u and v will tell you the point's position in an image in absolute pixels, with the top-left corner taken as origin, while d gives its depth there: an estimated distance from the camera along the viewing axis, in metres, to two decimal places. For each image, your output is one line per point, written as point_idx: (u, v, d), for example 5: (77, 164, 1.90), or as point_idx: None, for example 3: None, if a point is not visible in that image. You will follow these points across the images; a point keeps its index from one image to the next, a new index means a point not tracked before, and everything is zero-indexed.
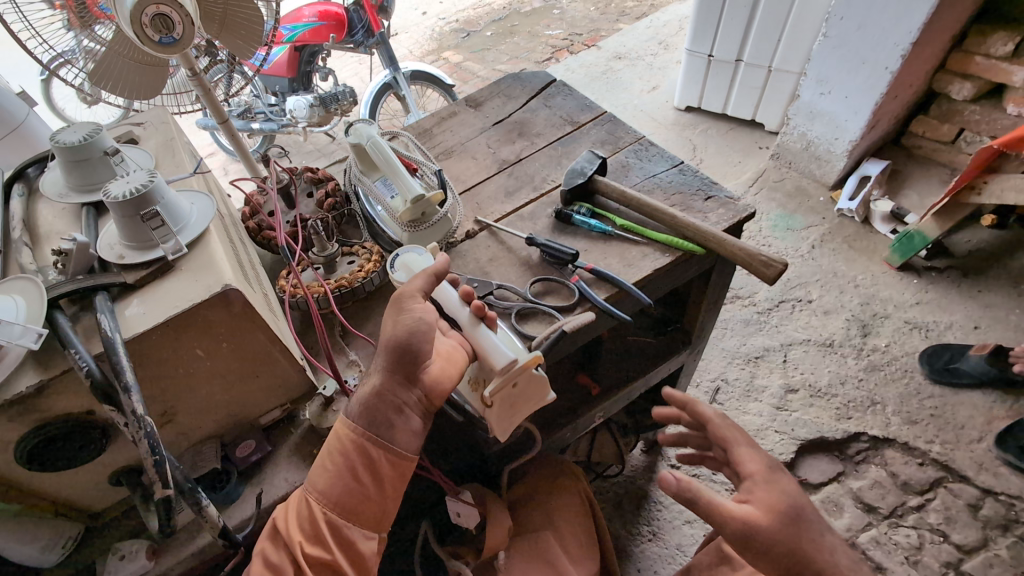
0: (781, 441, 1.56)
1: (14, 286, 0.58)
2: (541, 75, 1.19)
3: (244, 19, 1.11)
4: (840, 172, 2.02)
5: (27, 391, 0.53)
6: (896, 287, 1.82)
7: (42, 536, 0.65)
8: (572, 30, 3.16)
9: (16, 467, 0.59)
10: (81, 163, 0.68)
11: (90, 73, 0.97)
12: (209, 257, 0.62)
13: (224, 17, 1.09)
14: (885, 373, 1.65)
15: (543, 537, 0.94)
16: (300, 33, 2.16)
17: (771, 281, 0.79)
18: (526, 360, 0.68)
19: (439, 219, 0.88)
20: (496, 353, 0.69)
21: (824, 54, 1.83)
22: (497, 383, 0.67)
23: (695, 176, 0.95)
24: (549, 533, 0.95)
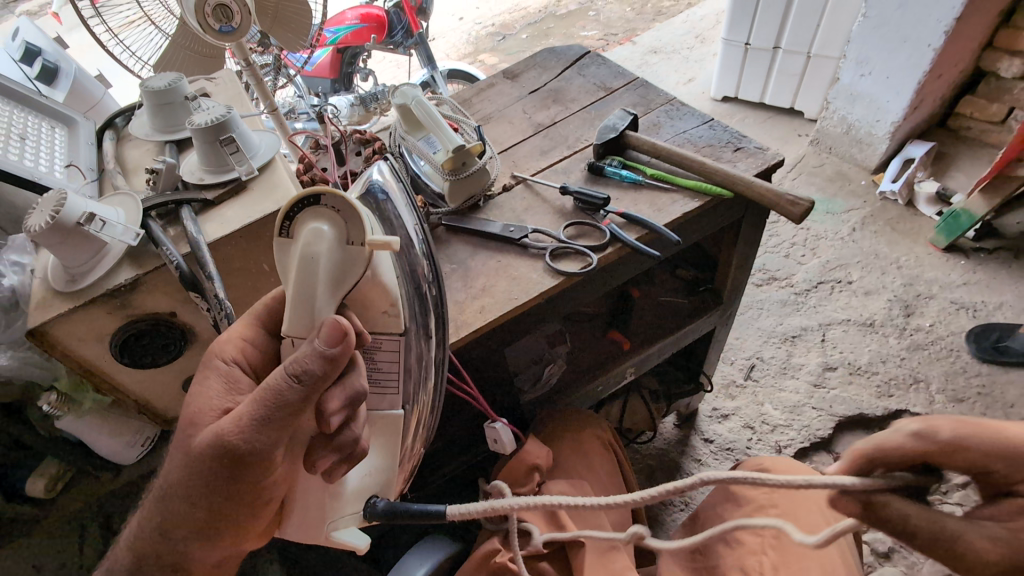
0: (819, 417, 1.55)
1: (115, 201, 0.67)
2: (575, 48, 1.24)
3: (294, 13, 1.19)
4: (882, 155, 1.98)
5: (124, 283, 0.61)
6: (942, 268, 1.78)
7: (126, 433, 0.74)
8: (607, 30, 3.22)
9: (108, 358, 0.67)
10: (166, 106, 0.77)
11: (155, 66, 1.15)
12: (276, 180, 0.69)
13: (276, 11, 1.17)
14: (929, 353, 1.62)
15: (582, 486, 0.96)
16: (343, 36, 2.27)
17: (798, 219, 0.82)
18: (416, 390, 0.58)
19: (478, 169, 0.94)
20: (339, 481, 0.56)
21: (865, 34, 1.82)
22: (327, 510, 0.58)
23: (724, 131, 0.99)
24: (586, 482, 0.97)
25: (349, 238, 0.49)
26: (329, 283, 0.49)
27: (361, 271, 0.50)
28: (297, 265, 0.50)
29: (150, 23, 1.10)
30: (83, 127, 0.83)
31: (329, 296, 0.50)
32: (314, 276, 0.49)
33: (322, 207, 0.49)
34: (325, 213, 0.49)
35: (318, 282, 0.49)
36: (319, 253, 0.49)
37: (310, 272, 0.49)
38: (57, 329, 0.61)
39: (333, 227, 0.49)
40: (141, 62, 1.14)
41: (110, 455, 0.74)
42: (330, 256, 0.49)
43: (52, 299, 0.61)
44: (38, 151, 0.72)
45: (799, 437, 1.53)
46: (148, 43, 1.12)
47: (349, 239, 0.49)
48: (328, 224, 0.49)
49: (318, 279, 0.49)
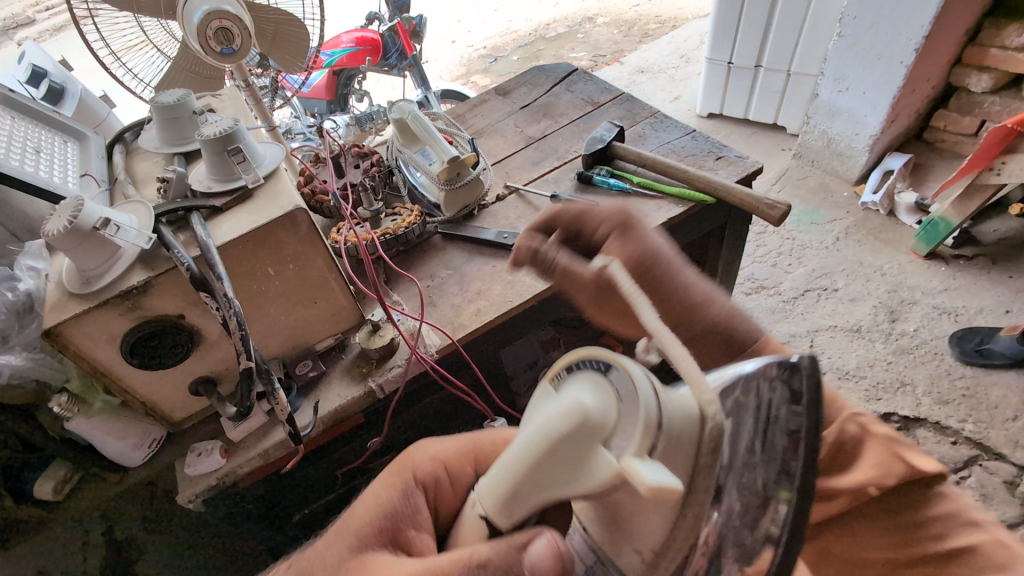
0: None
1: (128, 208, 0.70)
2: (564, 65, 1.30)
3: (292, 35, 1.24)
4: (862, 167, 2.06)
5: (137, 285, 0.64)
6: (923, 274, 1.83)
7: (133, 434, 0.76)
8: (596, 52, 3.32)
9: (118, 359, 0.69)
10: (173, 120, 0.81)
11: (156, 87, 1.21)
12: (281, 188, 0.73)
13: (275, 34, 1.23)
14: (914, 356, 1.66)
15: None
16: (338, 59, 2.32)
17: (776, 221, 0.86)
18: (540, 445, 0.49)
19: (472, 179, 0.99)
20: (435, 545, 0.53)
21: (840, 52, 1.90)
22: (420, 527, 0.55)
23: (705, 141, 1.04)
24: None
25: (608, 442, 0.35)
26: (567, 485, 0.36)
27: (595, 489, 0.35)
28: (528, 446, 0.38)
29: (153, 47, 1.16)
30: (94, 142, 0.87)
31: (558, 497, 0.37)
32: (549, 460, 0.37)
33: (606, 380, 0.36)
34: (590, 378, 0.37)
35: (564, 484, 0.36)
36: (570, 435, 0.35)
37: (549, 468, 0.37)
38: (70, 330, 0.64)
39: (603, 410, 0.35)
40: (143, 83, 1.19)
41: (118, 457, 0.77)
42: (596, 469, 0.34)
43: (67, 301, 0.64)
44: (52, 162, 0.76)
45: None
46: (150, 66, 1.18)
47: (605, 438, 0.35)
48: (602, 407, 0.35)
49: (562, 475, 0.36)
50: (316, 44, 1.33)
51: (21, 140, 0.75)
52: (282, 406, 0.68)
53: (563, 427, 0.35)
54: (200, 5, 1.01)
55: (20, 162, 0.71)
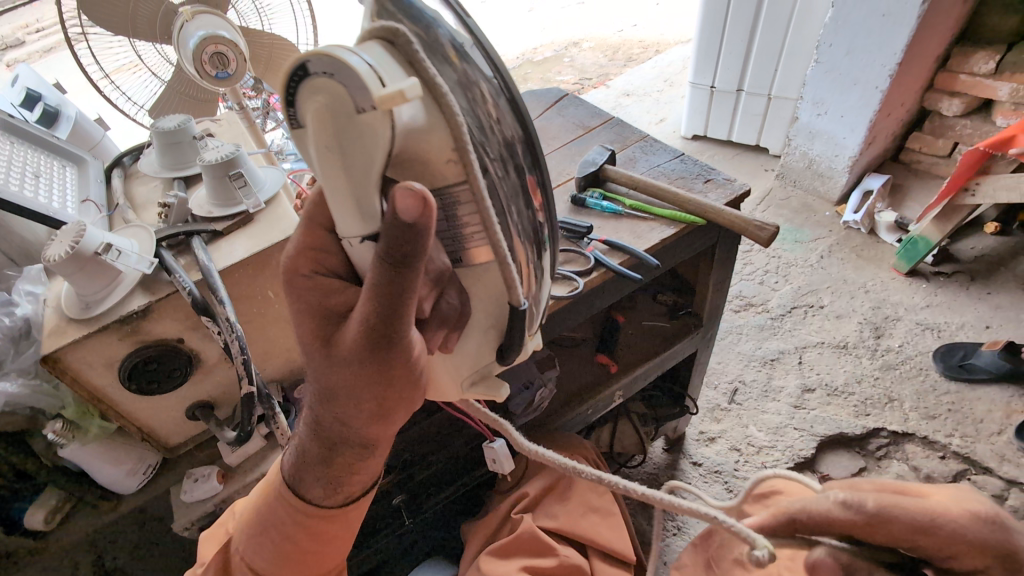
0: (801, 437, 1.60)
1: (128, 233, 0.71)
2: (555, 90, 1.34)
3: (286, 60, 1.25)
4: (843, 187, 2.12)
5: (137, 309, 0.64)
6: (905, 291, 1.88)
7: (128, 461, 0.75)
8: (582, 76, 3.40)
9: (115, 385, 0.69)
10: (174, 145, 0.82)
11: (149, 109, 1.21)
12: (282, 212, 0.74)
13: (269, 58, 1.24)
14: (900, 372, 1.70)
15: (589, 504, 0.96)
16: None
17: (766, 243, 0.88)
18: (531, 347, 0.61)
19: None
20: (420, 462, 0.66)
21: (818, 78, 1.97)
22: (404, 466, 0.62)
23: (694, 164, 1.07)
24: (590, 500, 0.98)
25: (357, 102, 0.39)
26: (366, 163, 0.41)
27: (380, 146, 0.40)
28: (323, 147, 0.41)
29: (146, 69, 1.17)
30: (92, 166, 0.87)
31: (360, 179, 0.42)
32: (342, 147, 0.41)
33: (313, 78, 0.39)
34: (315, 81, 0.39)
35: (366, 160, 0.41)
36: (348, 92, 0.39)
37: (338, 165, 0.42)
38: (69, 356, 0.64)
39: (335, 84, 0.39)
40: (136, 106, 1.20)
41: (112, 484, 0.75)
42: (367, 128, 0.40)
43: (66, 327, 0.64)
44: (51, 187, 0.76)
45: (784, 458, 1.56)
46: (143, 88, 1.19)
47: (354, 101, 0.39)
48: (331, 90, 0.39)
49: (357, 156, 0.41)
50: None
51: (21, 165, 0.76)
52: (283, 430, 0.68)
53: (323, 122, 0.40)
54: (195, 31, 1.02)
55: (19, 187, 0.71)
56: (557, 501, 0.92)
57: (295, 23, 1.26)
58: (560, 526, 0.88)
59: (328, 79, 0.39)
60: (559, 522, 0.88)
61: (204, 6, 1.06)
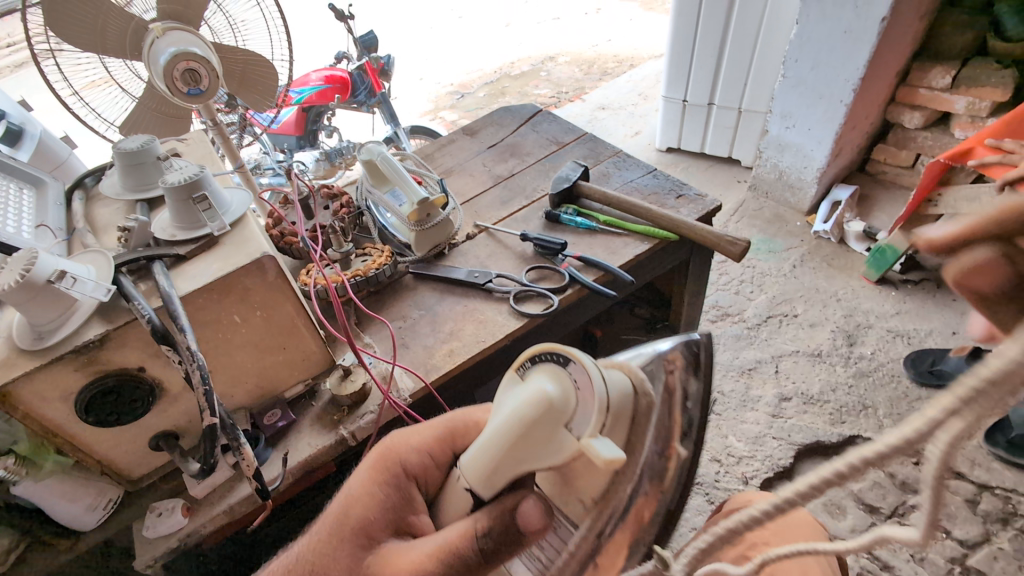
0: (779, 446, 1.61)
1: (86, 259, 0.68)
2: (529, 107, 1.35)
3: (262, 76, 1.23)
4: (813, 198, 2.17)
5: (93, 339, 0.62)
6: (875, 299, 1.92)
7: (87, 496, 0.72)
8: (559, 90, 3.44)
9: (71, 418, 0.66)
10: (137, 166, 0.80)
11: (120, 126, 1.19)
12: (249, 234, 0.72)
13: (243, 74, 1.22)
14: (873, 379, 1.73)
15: None
16: (308, 96, 2.35)
17: (737, 258, 0.89)
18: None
19: (442, 220, 0.99)
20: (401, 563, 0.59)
21: (785, 92, 2.02)
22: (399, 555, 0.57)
23: (666, 180, 1.08)
24: None
25: (572, 423, 0.47)
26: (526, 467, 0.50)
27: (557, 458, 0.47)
28: (513, 418, 0.49)
29: (116, 85, 1.14)
30: (52, 188, 0.84)
31: (521, 467, 0.50)
32: (527, 434, 0.48)
33: (564, 371, 0.49)
34: (550, 369, 0.50)
35: (533, 461, 0.49)
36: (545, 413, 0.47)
37: (518, 452, 0.49)
38: (20, 389, 0.61)
39: (565, 396, 0.48)
40: (105, 122, 1.17)
41: (69, 521, 0.72)
42: (557, 451, 0.48)
43: (16, 359, 0.61)
44: (6, 211, 0.74)
45: (763, 468, 1.57)
46: (112, 104, 1.16)
47: (568, 419, 0.47)
48: (562, 393, 0.48)
49: (530, 453, 0.49)
50: (285, 83, 1.32)
51: None
52: (249, 463, 0.65)
53: (534, 411, 0.48)
54: (167, 48, 1.01)
55: None
56: None
57: (269, 37, 1.25)
58: None
59: (564, 391, 0.48)
60: None
61: (175, 22, 1.05)
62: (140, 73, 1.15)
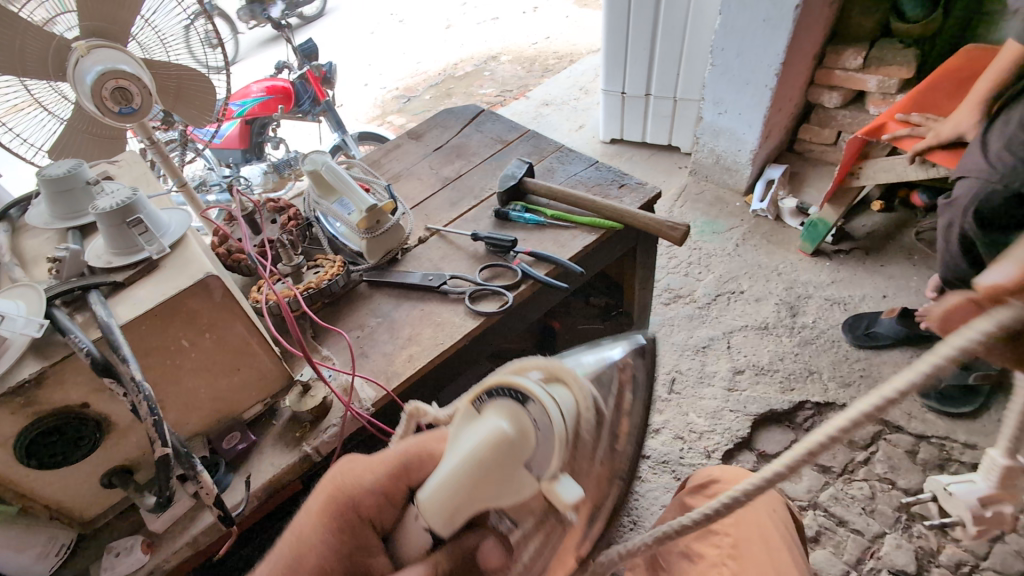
0: (736, 418, 1.70)
1: (14, 294, 0.64)
2: (471, 107, 1.36)
3: (198, 90, 1.19)
4: (748, 178, 2.27)
5: (29, 378, 0.59)
6: (813, 270, 2.04)
7: (37, 544, 0.68)
8: (503, 88, 3.46)
9: (11, 464, 0.62)
10: (65, 193, 0.75)
11: (49, 150, 1.11)
12: (190, 255, 0.70)
13: (178, 89, 1.18)
14: (817, 345, 1.85)
15: None
16: (250, 108, 2.28)
17: (678, 242, 0.92)
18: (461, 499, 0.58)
19: (391, 226, 0.99)
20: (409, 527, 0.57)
21: (715, 80, 2.11)
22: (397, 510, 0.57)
23: (608, 170, 1.10)
24: None
25: (528, 463, 0.44)
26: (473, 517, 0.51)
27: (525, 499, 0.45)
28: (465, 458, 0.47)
29: (40, 108, 1.06)
30: None
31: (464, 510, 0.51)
32: (480, 482, 0.46)
33: (523, 413, 0.44)
34: (507, 406, 0.45)
35: (492, 498, 0.46)
36: (496, 458, 0.44)
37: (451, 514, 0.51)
38: None
39: (522, 435, 0.43)
40: (32, 147, 1.09)
41: None
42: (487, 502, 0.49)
43: None
44: None
45: (723, 441, 1.66)
46: (38, 128, 1.08)
47: (526, 459, 0.44)
48: (516, 432, 0.44)
49: (492, 492, 0.46)
50: (225, 95, 1.28)
51: None
52: (208, 490, 0.63)
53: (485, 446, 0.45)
54: (93, 66, 0.97)
55: None
56: None
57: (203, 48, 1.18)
58: None
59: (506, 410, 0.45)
60: None
61: (100, 39, 1.01)
62: (68, 95, 1.08)
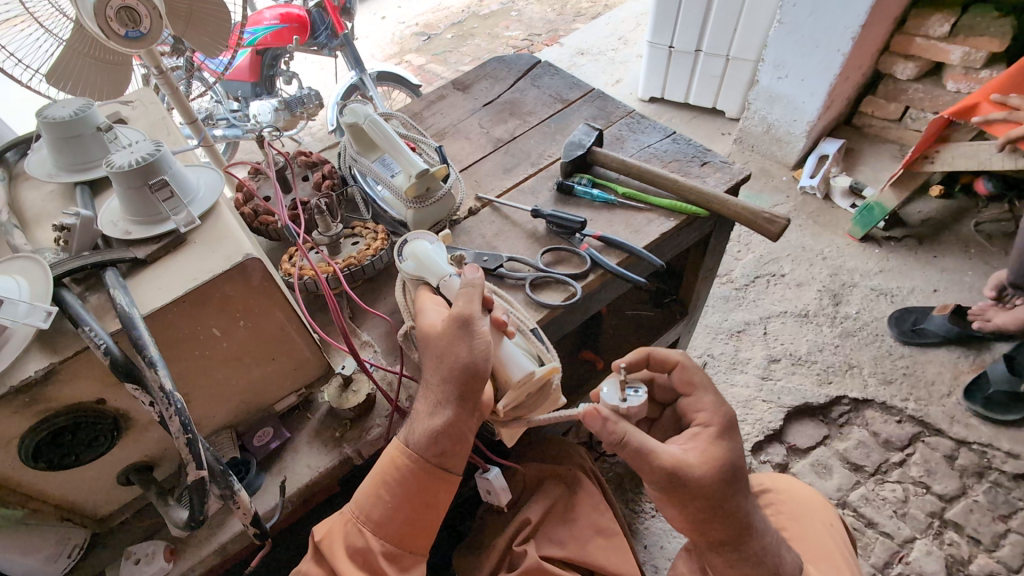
0: (769, 409, 1.63)
1: (12, 267, 0.53)
2: (525, 57, 1.20)
3: (211, 13, 1.03)
4: (800, 152, 2.09)
5: (35, 376, 0.49)
6: (860, 257, 1.92)
7: (46, 546, 0.60)
8: (531, 31, 3.19)
9: (16, 466, 0.54)
10: (70, 140, 0.65)
11: (47, 75, 0.95)
12: (223, 229, 0.58)
13: (189, 13, 1.02)
14: (858, 338, 1.76)
15: (586, 523, 0.85)
16: (262, 37, 2.05)
17: (775, 238, 0.80)
18: (542, 372, 0.68)
19: (442, 195, 0.86)
20: (513, 363, 0.68)
21: (780, 39, 1.88)
22: (512, 395, 0.67)
23: (688, 144, 0.97)
24: (592, 517, 0.86)
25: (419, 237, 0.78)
26: (508, 366, 0.68)
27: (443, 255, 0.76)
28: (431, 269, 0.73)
29: (36, 24, 0.91)
30: None
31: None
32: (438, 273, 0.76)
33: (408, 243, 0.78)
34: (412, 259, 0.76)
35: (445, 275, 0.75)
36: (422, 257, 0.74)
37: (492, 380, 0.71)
38: None
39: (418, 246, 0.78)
40: (27, 70, 0.93)
41: None
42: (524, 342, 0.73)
43: None
44: None
45: (754, 431, 1.60)
46: (35, 48, 0.92)
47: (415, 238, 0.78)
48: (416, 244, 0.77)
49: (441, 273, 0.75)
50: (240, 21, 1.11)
51: None
52: (245, 512, 0.54)
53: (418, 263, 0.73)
54: None
55: None
56: (560, 524, 0.85)
57: None
58: (567, 556, 0.81)
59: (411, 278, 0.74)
60: (567, 550, 0.81)
61: None
62: (68, 11, 0.92)
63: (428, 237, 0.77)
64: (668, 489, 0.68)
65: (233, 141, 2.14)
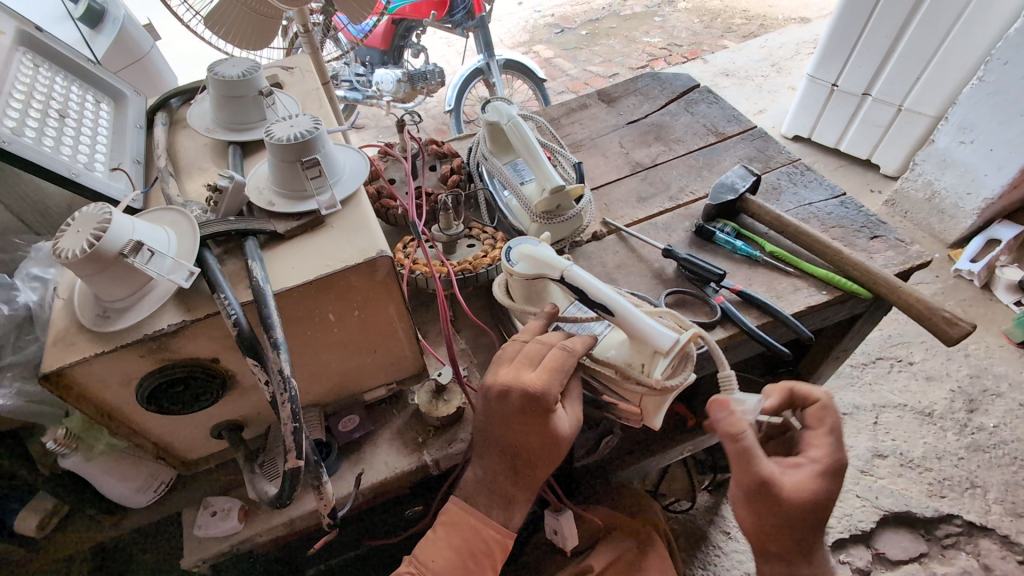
0: (862, 507, 1.35)
1: (164, 217, 0.55)
2: (683, 79, 1.11)
3: None
4: (965, 230, 1.81)
5: (167, 330, 0.50)
6: (1013, 363, 1.61)
7: (139, 477, 0.65)
8: (671, 40, 3.03)
9: (131, 402, 0.55)
10: (234, 100, 0.67)
11: (207, 17, 0.96)
12: (361, 220, 0.58)
13: None
14: (990, 457, 1.43)
15: None
16: (401, 7, 2.00)
17: (952, 342, 0.68)
18: (686, 336, 0.59)
19: (571, 215, 0.81)
20: (651, 334, 0.59)
21: (975, 99, 1.63)
22: (667, 365, 0.58)
23: (858, 212, 0.85)
24: None
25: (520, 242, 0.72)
26: (654, 336, 0.59)
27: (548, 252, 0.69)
28: (541, 269, 0.66)
29: None
30: (133, 104, 0.74)
31: (610, 312, 0.61)
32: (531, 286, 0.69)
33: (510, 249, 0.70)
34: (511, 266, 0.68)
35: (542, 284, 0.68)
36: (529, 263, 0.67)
37: (635, 360, 0.61)
38: (74, 372, 0.50)
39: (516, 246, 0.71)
40: (193, 12, 0.96)
41: (120, 499, 0.65)
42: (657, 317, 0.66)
43: (76, 336, 0.50)
44: (79, 136, 0.63)
45: (838, 526, 1.32)
46: None
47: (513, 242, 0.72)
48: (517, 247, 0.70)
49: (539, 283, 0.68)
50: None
51: (43, 102, 0.62)
52: (327, 504, 0.53)
53: (527, 266, 0.66)
54: None
55: (35, 136, 0.57)
56: None
57: None
58: None
59: (522, 280, 0.67)
60: None
61: None
62: None
63: (533, 237, 0.72)
64: (755, 500, 0.58)
65: (352, 104, 2.20)
